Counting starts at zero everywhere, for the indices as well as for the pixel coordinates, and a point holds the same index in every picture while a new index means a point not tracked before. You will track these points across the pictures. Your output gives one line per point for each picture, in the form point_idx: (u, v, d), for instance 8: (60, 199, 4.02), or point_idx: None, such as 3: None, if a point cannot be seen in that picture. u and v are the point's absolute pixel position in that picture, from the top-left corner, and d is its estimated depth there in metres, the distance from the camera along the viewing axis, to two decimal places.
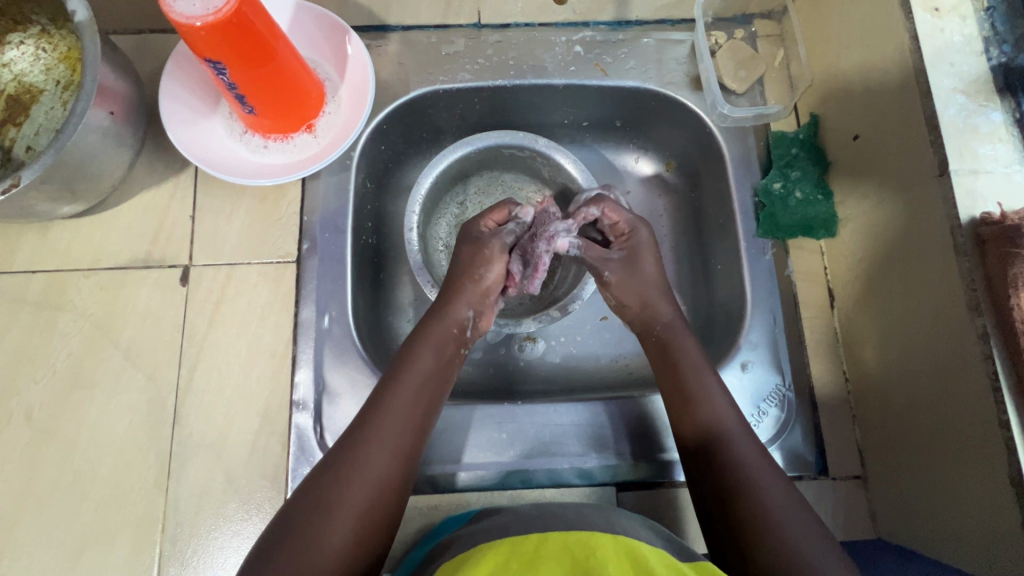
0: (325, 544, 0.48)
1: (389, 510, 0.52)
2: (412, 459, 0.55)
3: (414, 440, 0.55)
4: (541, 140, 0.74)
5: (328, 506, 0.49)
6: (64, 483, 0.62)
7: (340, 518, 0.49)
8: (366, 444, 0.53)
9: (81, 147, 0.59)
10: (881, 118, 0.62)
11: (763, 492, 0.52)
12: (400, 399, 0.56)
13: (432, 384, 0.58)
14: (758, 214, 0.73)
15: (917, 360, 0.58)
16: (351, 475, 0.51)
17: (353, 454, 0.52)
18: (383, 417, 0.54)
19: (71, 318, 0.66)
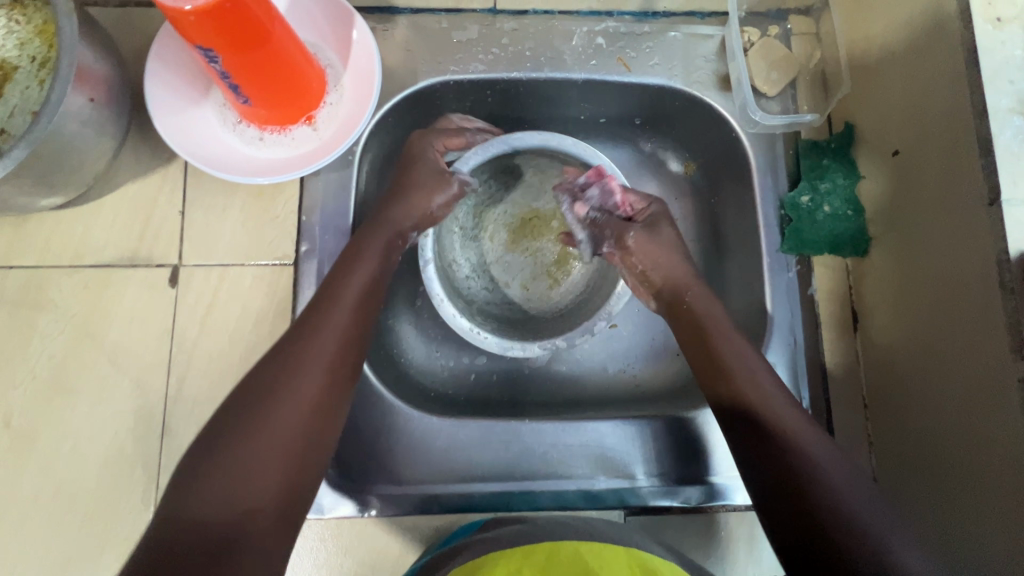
0: (252, 474, 0.45)
1: (326, 429, 0.50)
2: (341, 390, 0.52)
3: (355, 348, 0.54)
4: (591, 149, 0.66)
5: (250, 440, 0.46)
6: (48, 492, 0.59)
7: (276, 433, 0.47)
8: (289, 377, 0.49)
9: (58, 137, 0.54)
10: (924, 134, 0.58)
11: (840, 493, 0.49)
12: (330, 322, 0.53)
13: (367, 301, 0.55)
14: (783, 228, 0.69)
15: (944, 391, 0.56)
16: (276, 403, 0.48)
17: (276, 381, 0.49)
18: (318, 338, 0.52)
19: (52, 318, 0.61)
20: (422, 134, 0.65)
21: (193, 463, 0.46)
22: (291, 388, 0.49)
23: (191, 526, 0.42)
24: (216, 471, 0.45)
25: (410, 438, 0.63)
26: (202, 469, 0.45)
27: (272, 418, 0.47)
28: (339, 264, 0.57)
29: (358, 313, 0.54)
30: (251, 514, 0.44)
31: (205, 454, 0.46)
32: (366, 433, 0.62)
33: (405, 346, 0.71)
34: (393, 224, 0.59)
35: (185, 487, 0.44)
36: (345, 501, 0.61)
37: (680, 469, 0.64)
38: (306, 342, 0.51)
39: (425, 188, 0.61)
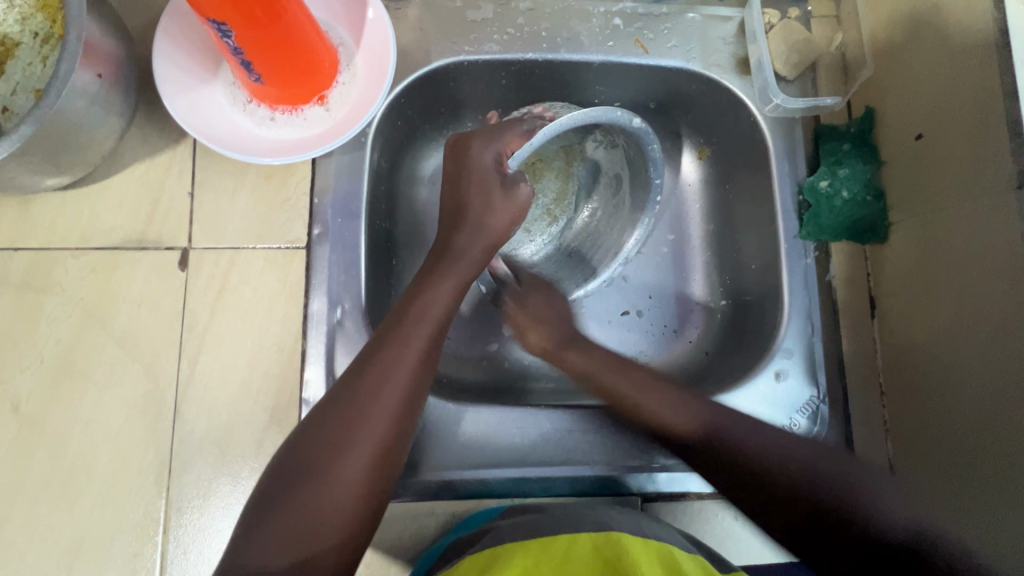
0: (322, 514, 0.44)
1: (394, 467, 0.49)
2: (410, 426, 0.50)
3: (421, 392, 0.51)
4: (636, 118, 0.59)
5: (319, 479, 0.45)
6: (58, 478, 0.58)
7: (346, 470, 0.45)
8: (356, 415, 0.47)
9: (67, 113, 0.53)
10: (949, 118, 0.57)
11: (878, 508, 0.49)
12: (403, 356, 0.50)
13: (440, 332, 0.53)
14: (801, 214, 0.68)
15: (967, 377, 0.56)
16: (343, 442, 0.46)
17: (345, 419, 0.47)
18: (389, 373, 0.49)
19: (59, 302, 0.60)
20: (481, 137, 0.59)
21: (257, 508, 0.45)
22: (360, 426, 0.47)
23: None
24: (283, 519, 0.44)
25: (424, 424, 0.62)
26: (267, 516, 0.44)
27: (340, 461, 0.45)
28: (407, 301, 0.54)
29: (427, 353, 0.52)
30: (314, 565, 0.44)
31: (271, 500, 0.45)
32: None
33: None
34: (462, 250, 0.58)
35: (248, 531, 0.44)
36: None
37: None
38: (376, 384, 0.48)
39: (486, 200, 0.58)
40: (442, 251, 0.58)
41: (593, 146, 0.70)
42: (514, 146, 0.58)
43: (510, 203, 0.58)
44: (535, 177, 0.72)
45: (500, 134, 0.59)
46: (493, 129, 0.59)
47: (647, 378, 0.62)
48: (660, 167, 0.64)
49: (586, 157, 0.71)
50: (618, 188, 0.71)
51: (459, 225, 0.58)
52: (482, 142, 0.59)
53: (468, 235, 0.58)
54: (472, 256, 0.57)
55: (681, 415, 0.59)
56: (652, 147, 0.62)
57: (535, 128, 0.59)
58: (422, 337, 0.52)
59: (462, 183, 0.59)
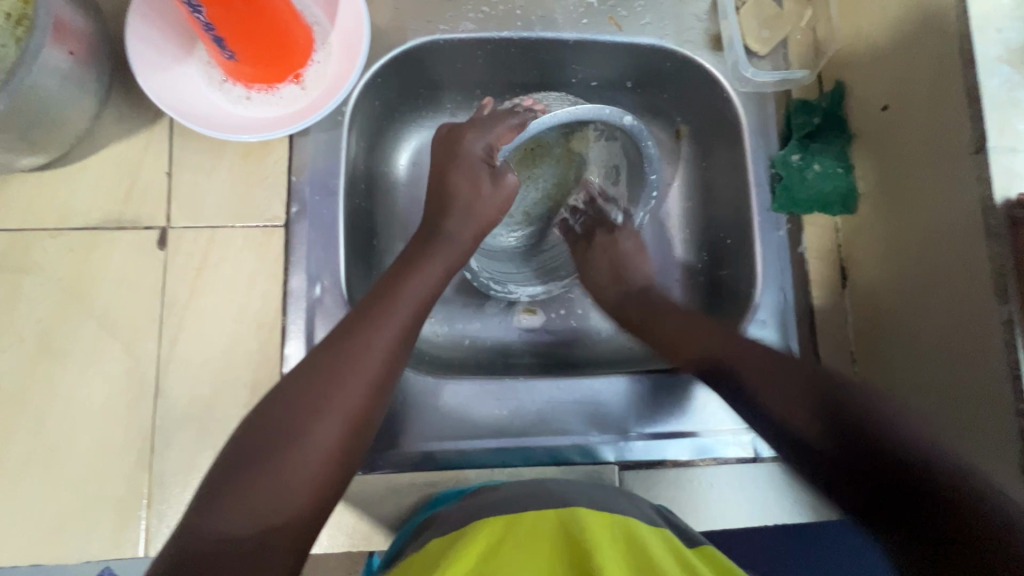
0: (291, 476, 0.44)
1: (366, 435, 0.49)
2: (385, 396, 0.51)
3: (397, 369, 0.52)
4: (627, 117, 0.60)
5: (291, 442, 0.45)
6: (40, 455, 0.58)
7: (320, 433, 0.46)
8: (335, 380, 0.48)
9: (37, 90, 0.53)
10: (913, 88, 0.58)
11: (883, 409, 0.45)
12: (383, 328, 0.51)
13: (423, 307, 0.55)
14: (774, 187, 0.69)
15: (932, 342, 0.57)
16: (320, 405, 0.46)
17: (321, 383, 0.47)
18: (370, 339, 0.50)
19: (38, 281, 0.61)
20: (476, 129, 0.61)
21: (221, 473, 0.44)
22: (336, 392, 0.47)
23: (219, 539, 0.41)
24: (247, 483, 0.43)
25: (405, 398, 0.63)
26: (232, 481, 0.43)
27: (314, 423, 0.46)
28: (390, 281, 0.55)
29: (407, 331, 0.53)
30: (277, 531, 0.43)
31: (237, 467, 0.44)
32: None
33: None
34: (450, 233, 0.59)
35: (213, 495, 0.43)
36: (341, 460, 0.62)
37: (670, 424, 0.65)
38: (355, 357, 0.49)
39: (473, 187, 0.61)
40: (430, 235, 0.59)
41: (595, 137, 0.70)
42: (504, 138, 0.60)
43: (488, 181, 0.61)
44: (535, 161, 0.72)
45: (491, 132, 0.60)
46: (489, 123, 0.61)
47: (697, 327, 0.59)
48: (655, 164, 0.65)
49: (589, 145, 0.71)
50: (616, 179, 0.71)
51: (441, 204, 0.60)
52: (479, 136, 0.60)
53: (459, 215, 0.60)
54: (457, 239, 0.59)
55: (675, 342, 0.59)
56: (648, 145, 0.63)
57: (525, 123, 0.61)
58: (403, 314, 0.53)
59: (448, 174, 0.61)
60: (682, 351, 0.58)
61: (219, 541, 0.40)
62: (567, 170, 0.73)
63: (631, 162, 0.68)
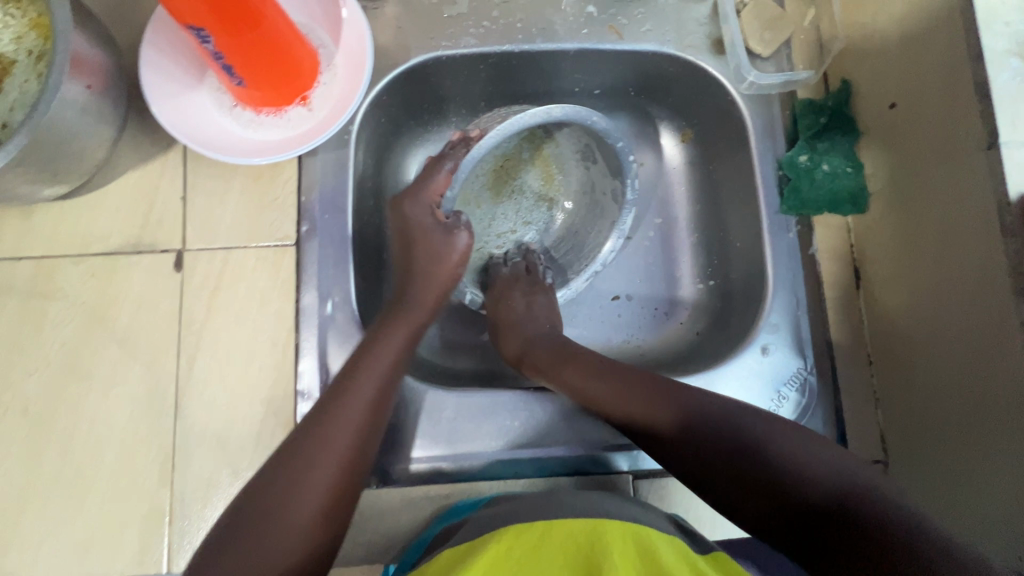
0: (282, 531, 0.47)
1: (356, 483, 0.52)
2: (370, 443, 0.53)
3: (383, 414, 0.54)
4: (555, 108, 0.57)
5: (283, 500, 0.47)
6: (66, 476, 0.60)
7: (311, 487, 0.48)
8: (323, 433, 0.50)
9: (58, 123, 0.55)
10: (920, 85, 0.58)
11: (800, 466, 0.47)
12: (367, 378, 0.54)
13: (409, 353, 0.58)
14: (782, 188, 0.68)
15: (948, 339, 0.56)
16: (310, 463, 0.49)
17: (309, 440, 0.50)
18: (355, 392, 0.53)
19: (62, 306, 0.63)
20: (410, 196, 0.62)
21: (220, 537, 0.47)
22: (324, 446, 0.50)
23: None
24: (244, 552, 0.45)
25: (417, 411, 0.63)
26: (230, 543, 0.46)
27: (302, 480, 0.48)
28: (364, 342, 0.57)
29: (380, 390, 0.54)
30: None
31: (235, 528, 0.47)
32: None
33: None
34: (418, 299, 0.61)
35: (212, 569, 0.45)
36: None
37: None
38: (331, 422, 0.51)
39: (430, 245, 0.61)
40: (399, 301, 0.61)
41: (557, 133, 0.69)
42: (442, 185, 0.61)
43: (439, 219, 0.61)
44: (513, 172, 0.72)
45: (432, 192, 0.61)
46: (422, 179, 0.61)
47: (599, 365, 0.59)
48: (615, 133, 0.62)
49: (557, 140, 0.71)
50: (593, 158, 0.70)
51: (406, 272, 0.62)
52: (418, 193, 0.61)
53: (424, 275, 0.61)
54: (424, 286, 0.61)
55: (634, 406, 0.55)
56: (592, 119, 0.60)
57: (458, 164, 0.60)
58: (376, 375, 0.54)
59: (408, 244, 0.62)
60: (658, 421, 0.53)
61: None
62: (545, 167, 0.73)
63: (595, 140, 0.66)
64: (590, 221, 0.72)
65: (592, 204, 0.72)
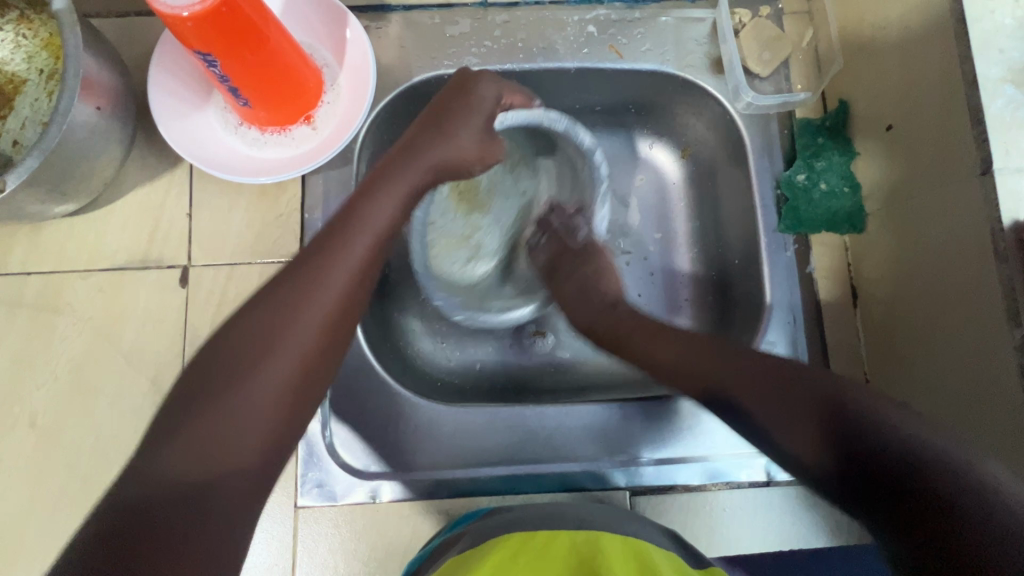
0: (228, 449, 0.42)
1: (311, 390, 0.48)
2: (337, 343, 0.50)
3: (347, 319, 0.51)
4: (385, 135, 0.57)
5: (229, 416, 0.43)
6: (72, 488, 0.61)
7: (264, 378, 0.45)
8: (278, 333, 0.46)
9: (69, 144, 0.56)
10: (916, 109, 0.58)
11: (887, 428, 0.44)
12: (325, 289, 0.49)
13: (376, 253, 0.54)
14: (780, 207, 0.69)
15: (946, 361, 0.56)
16: (262, 353, 0.45)
17: (263, 347, 0.46)
18: (313, 299, 0.48)
19: (70, 321, 0.64)
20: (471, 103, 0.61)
21: (169, 412, 0.43)
22: (276, 353, 0.46)
23: (166, 486, 0.39)
24: (193, 427, 0.42)
25: (416, 426, 0.64)
26: (171, 431, 0.42)
27: (250, 387, 0.44)
28: (353, 202, 0.56)
29: (362, 271, 0.52)
30: (226, 485, 0.41)
31: (178, 415, 0.43)
32: (376, 423, 0.63)
33: (411, 339, 0.73)
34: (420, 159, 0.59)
35: (157, 443, 0.42)
36: (359, 488, 0.63)
37: (680, 449, 0.65)
38: (307, 285, 0.49)
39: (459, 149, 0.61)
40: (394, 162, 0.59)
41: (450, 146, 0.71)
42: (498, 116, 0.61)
43: (475, 147, 0.62)
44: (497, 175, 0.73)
45: (464, 121, 0.61)
46: (460, 109, 0.61)
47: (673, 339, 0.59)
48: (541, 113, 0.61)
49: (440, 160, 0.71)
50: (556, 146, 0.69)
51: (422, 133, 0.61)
52: (455, 121, 0.61)
53: (425, 153, 0.59)
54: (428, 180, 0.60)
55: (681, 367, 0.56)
56: (551, 117, 0.61)
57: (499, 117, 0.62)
58: (363, 242, 0.53)
59: (441, 124, 0.61)
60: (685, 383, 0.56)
61: (158, 491, 0.39)
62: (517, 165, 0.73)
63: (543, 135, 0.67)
64: (564, 179, 0.71)
65: (564, 171, 0.70)
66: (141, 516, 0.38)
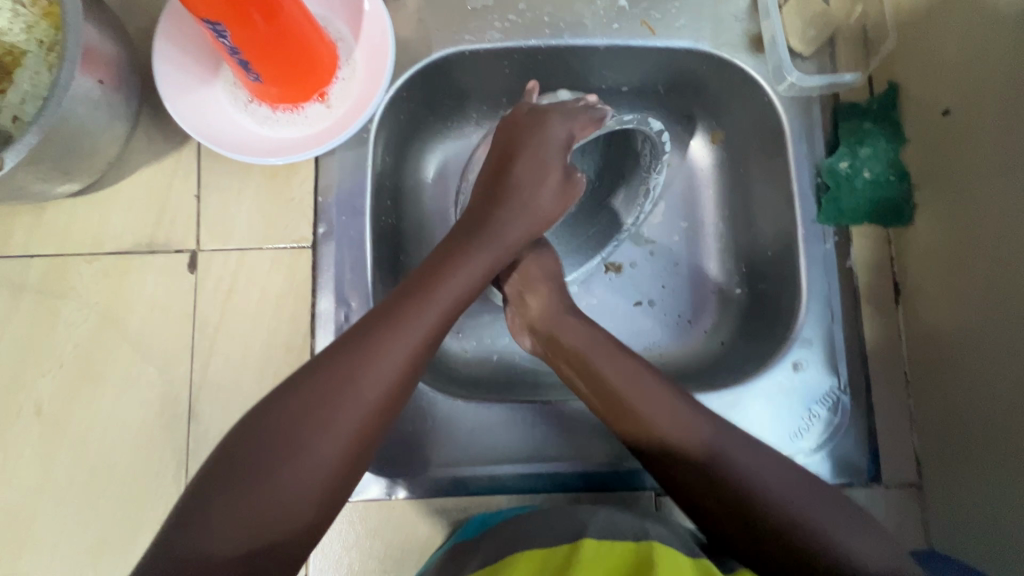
0: (277, 527, 0.40)
1: (360, 463, 0.46)
2: (394, 412, 0.48)
3: (408, 388, 0.48)
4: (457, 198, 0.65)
5: (280, 490, 0.41)
6: (81, 479, 0.59)
7: (322, 447, 0.43)
8: (340, 402, 0.44)
9: (71, 120, 0.53)
10: (981, 92, 0.54)
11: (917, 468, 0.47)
12: (391, 357, 0.47)
13: (446, 322, 0.51)
14: (820, 197, 0.65)
15: (993, 363, 0.53)
16: (322, 424, 0.43)
17: (324, 418, 0.43)
18: (379, 365, 0.46)
19: (75, 306, 0.61)
20: (560, 114, 0.59)
21: (210, 481, 0.41)
22: (335, 426, 0.44)
23: (206, 570, 0.37)
24: (240, 503, 0.40)
25: (435, 421, 0.62)
26: (214, 500, 0.40)
27: (305, 459, 0.42)
28: (434, 265, 0.54)
29: (430, 340, 0.50)
30: (272, 559, 0.40)
31: (221, 487, 0.40)
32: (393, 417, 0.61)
33: None
34: (501, 222, 0.57)
35: (199, 514, 0.39)
36: (375, 484, 0.61)
37: None
38: (377, 349, 0.47)
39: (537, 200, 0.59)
40: (481, 223, 0.57)
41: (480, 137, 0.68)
42: (584, 130, 0.59)
43: (556, 202, 0.60)
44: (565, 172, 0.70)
45: (535, 183, 0.59)
46: (530, 159, 0.58)
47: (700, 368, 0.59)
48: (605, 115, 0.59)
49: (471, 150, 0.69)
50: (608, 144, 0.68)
51: (502, 185, 0.59)
52: (523, 168, 0.58)
53: (511, 210, 0.58)
54: (502, 242, 0.57)
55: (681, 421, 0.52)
56: (623, 121, 0.60)
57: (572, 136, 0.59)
58: (438, 308, 0.51)
59: (509, 166, 0.59)
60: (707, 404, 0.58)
61: (201, 567, 0.37)
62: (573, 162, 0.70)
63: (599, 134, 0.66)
64: (616, 152, 0.69)
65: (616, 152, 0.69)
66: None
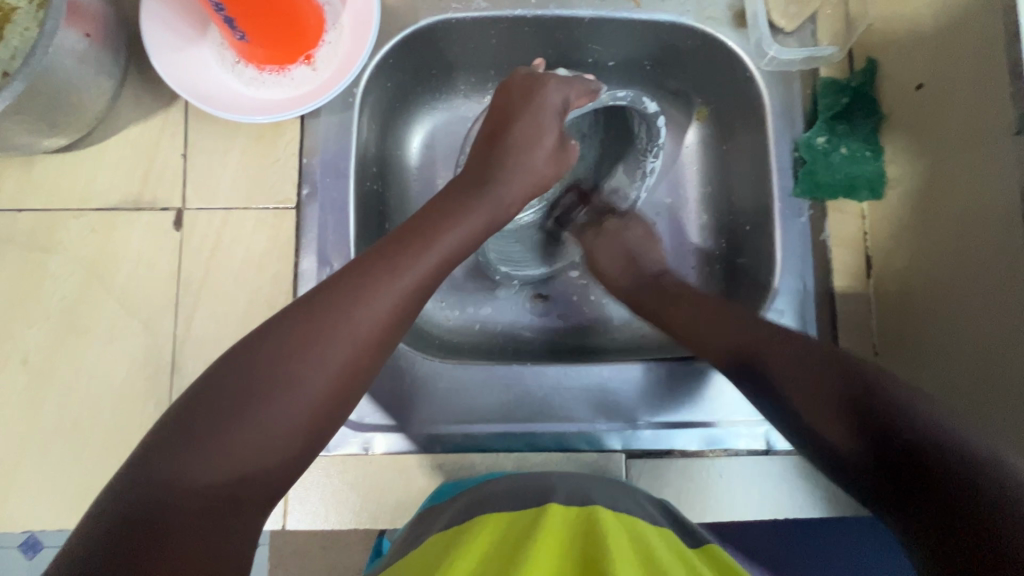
0: (260, 451, 0.42)
1: (348, 398, 0.47)
2: (382, 352, 0.49)
3: (397, 332, 0.49)
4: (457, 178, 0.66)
5: (264, 416, 0.42)
6: (64, 427, 0.61)
7: (309, 380, 0.44)
8: (327, 337, 0.45)
9: (56, 72, 0.54)
10: (952, 67, 0.55)
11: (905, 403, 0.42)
12: (378, 298, 0.47)
13: (443, 268, 0.52)
14: (797, 171, 0.66)
15: (961, 335, 0.54)
16: (308, 357, 0.44)
17: (311, 353, 0.44)
18: (366, 305, 0.47)
19: (62, 260, 0.63)
20: (558, 79, 0.61)
21: (196, 403, 0.42)
22: (320, 358, 0.45)
23: (190, 489, 0.39)
24: (225, 427, 0.41)
25: (413, 380, 0.63)
26: (200, 422, 0.41)
27: (290, 390, 0.43)
28: (431, 215, 0.54)
29: (415, 295, 0.50)
30: (254, 484, 0.42)
31: (205, 411, 0.42)
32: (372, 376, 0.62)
33: None
34: (499, 181, 0.58)
35: (183, 438, 0.40)
36: (353, 439, 0.63)
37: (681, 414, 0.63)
38: (356, 296, 0.47)
39: (530, 163, 0.60)
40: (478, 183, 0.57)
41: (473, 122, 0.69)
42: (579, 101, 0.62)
43: (551, 166, 0.61)
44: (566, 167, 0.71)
45: (532, 142, 0.60)
46: (528, 120, 0.60)
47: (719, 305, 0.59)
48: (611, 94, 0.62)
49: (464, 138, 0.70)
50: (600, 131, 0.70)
51: (501, 146, 0.60)
52: (521, 132, 0.60)
53: (509, 170, 0.59)
54: (500, 198, 0.57)
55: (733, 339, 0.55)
56: (616, 96, 0.62)
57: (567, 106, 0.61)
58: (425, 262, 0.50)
59: (506, 130, 0.60)
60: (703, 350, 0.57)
61: (180, 490, 0.39)
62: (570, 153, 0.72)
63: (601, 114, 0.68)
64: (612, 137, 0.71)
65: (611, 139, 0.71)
66: (151, 521, 0.37)
